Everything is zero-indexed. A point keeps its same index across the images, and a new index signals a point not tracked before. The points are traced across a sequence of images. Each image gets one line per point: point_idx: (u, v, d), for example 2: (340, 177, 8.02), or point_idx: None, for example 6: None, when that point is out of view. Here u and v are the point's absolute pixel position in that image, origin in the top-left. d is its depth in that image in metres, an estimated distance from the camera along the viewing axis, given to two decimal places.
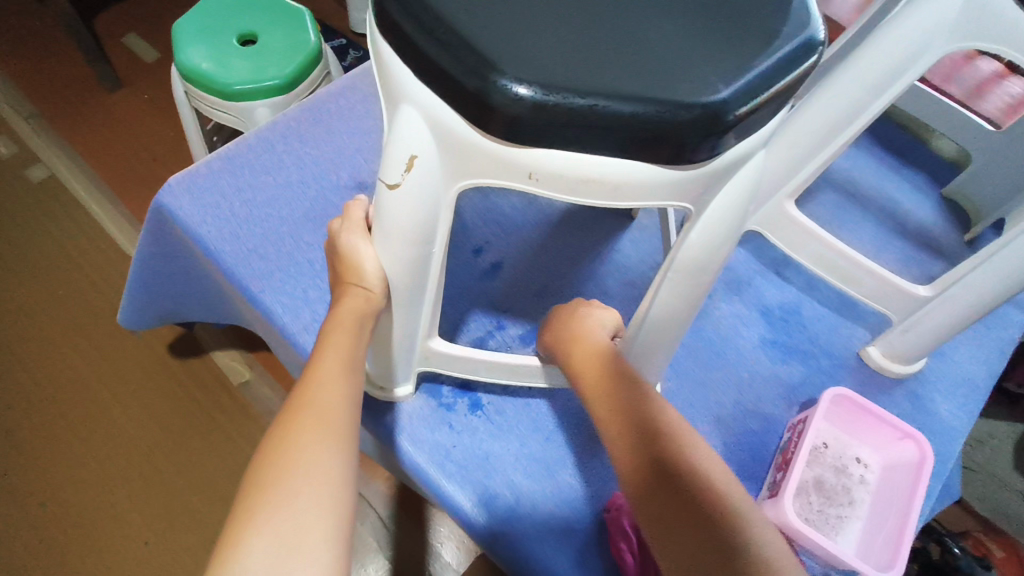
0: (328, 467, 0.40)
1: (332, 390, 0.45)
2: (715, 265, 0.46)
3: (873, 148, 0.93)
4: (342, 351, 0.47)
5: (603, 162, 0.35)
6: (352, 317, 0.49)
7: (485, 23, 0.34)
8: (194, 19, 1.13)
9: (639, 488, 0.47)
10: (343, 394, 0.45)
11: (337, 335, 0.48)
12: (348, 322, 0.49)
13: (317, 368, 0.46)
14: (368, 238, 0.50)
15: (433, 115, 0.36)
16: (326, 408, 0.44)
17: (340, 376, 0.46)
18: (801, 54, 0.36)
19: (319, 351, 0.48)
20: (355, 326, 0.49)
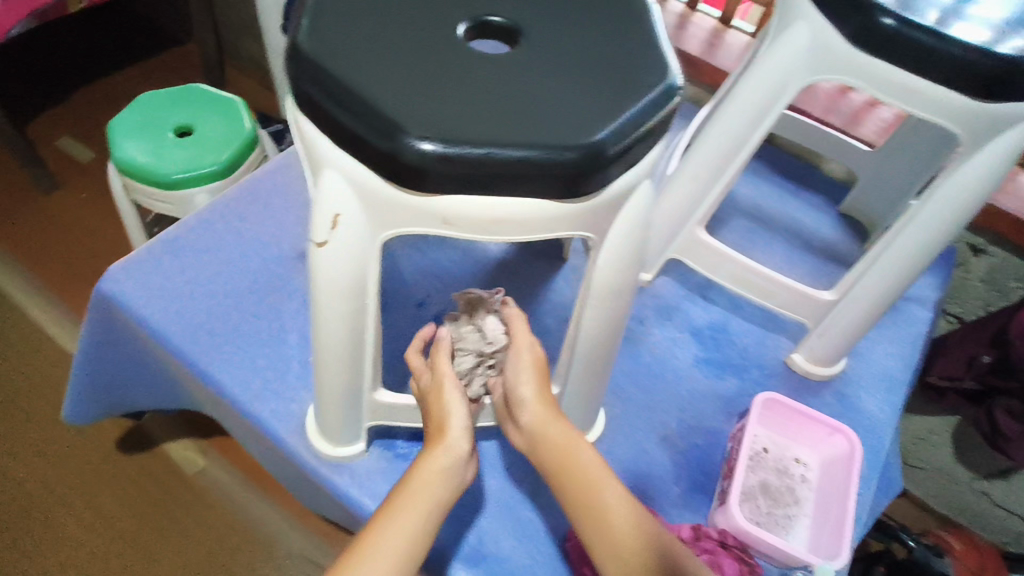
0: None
1: (396, 544, 0.50)
2: (626, 286, 0.51)
3: (774, 176, 1.03)
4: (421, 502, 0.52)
5: (507, 203, 0.40)
6: (434, 467, 0.54)
7: (388, 91, 0.39)
8: (129, 116, 1.17)
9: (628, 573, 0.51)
10: (407, 546, 0.50)
11: (420, 484, 0.53)
12: (431, 474, 0.54)
13: (395, 508, 0.52)
14: (456, 398, 0.56)
15: (353, 176, 0.41)
16: (385, 564, 0.49)
17: (413, 525, 0.51)
18: (665, 97, 0.42)
19: (403, 487, 0.53)
20: (439, 480, 0.53)
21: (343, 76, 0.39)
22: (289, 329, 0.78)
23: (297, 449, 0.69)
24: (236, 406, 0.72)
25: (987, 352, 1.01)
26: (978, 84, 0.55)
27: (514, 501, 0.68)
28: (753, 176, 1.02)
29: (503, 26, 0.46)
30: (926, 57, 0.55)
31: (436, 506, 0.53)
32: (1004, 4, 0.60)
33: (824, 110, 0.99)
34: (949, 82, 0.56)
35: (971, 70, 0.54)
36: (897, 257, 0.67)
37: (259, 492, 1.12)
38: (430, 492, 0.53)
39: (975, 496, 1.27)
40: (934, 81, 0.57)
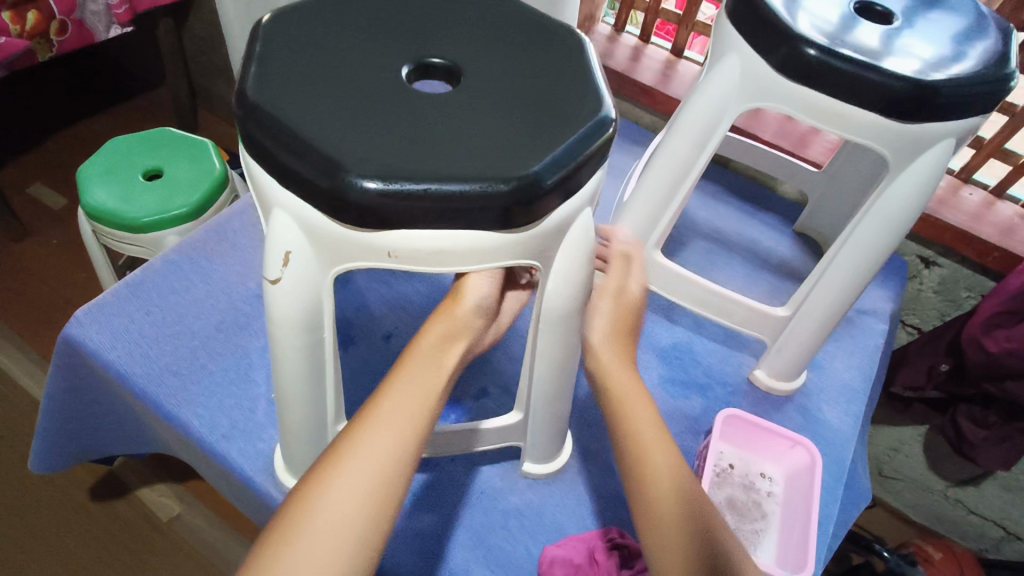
0: (364, 501, 0.44)
1: (391, 428, 0.48)
2: (576, 309, 0.53)
3: (730, 198, 1.06)
4: (416, 385, 0.51)
5: (450, 235, 0.42)
6: (430, 352, 0.54)
7: (332, 134, 0.40)
8: (98, 162, 1.17)
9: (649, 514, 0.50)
10: (406, 425, 0.48)
11: (413, 372, 0.52)
12: (423, 361, 0.53)
13: (390, 392, 0.50)
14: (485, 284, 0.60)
15: (301, 216, 0.42)
16: (379, 446, 0.47)
17: (410, 405, 0.50)
18: (597, 130, 0.44)
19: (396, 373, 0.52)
20: (434, 366, 0.53)
21: (288, 121, 0.41)
22: (255, 367, 0.79)
23: (266, 486, 0.68)
24: (203, 446, 0.72)
25: (944, 360, 1.04)
26: (898, 106, 0.58)
27: (484, 530, 0.67)
28: (711, 199, 1.06)
29: (445, 68, 0.48)
30: (849, 84, 0.59)
31: (432, 391, 0.51)
32: (919, 34, 0.64)
33: (774, 134, 1.03)
34: (872, 105, 0.60)
35: (891, 94, 0.58)
36: (842, 270, 0.70)
37: (235, 535, 1.10)
38: (426, 375, 0.52)
39: (945, 503, 1.31)
40: (859, 105, 0.60)
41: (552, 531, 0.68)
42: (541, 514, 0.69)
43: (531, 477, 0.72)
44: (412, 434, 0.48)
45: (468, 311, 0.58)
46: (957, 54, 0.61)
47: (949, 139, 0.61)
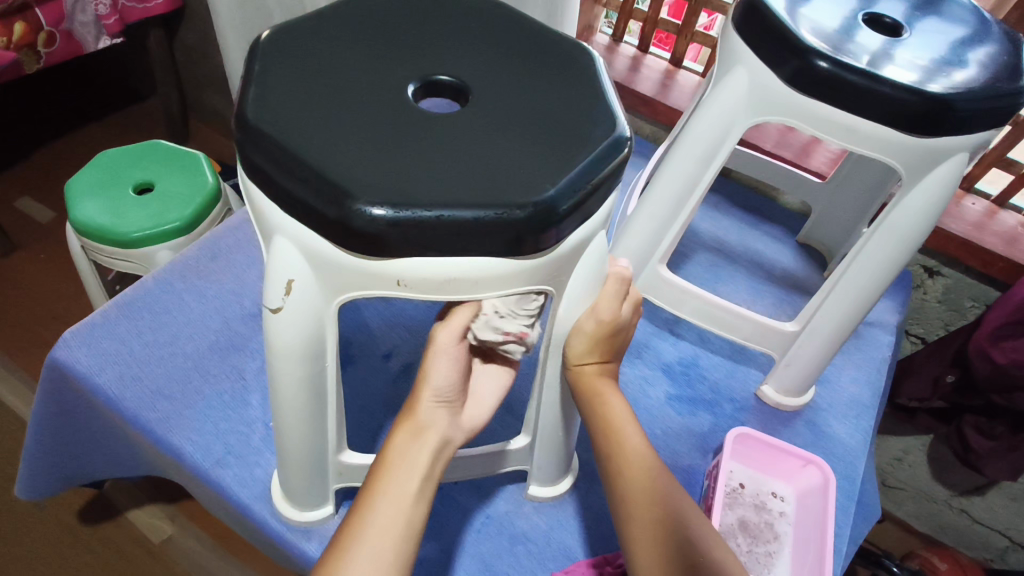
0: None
1: (385, 532, 0.46)
2: (584, 334, 0.51)
3: (733, 209, 1.05)
4: (404, 485, 0.48)
5: (461, 262, 0.40)
6: (416, 443, 0.50)
7: (337, 158, 0.39)
8: (88, 176, 1.15)
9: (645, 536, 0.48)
10: (400, 531, 0.46)
11: (400, 470, 0.49)
12: (411, 452, 0.50)
13: (389, 466, 0.49)
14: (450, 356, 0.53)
15: (304, 243, 0.40)
16: (377, 555, 0.45)
17: (402, 509, 0.47)
18: (611, 151, 0.43)
19: (382, 471, 0.49)
20: (421, 462, 0.49)
21: (289, 143, 0.39)
22: (251, 390, 0.76)
23: (263, 514, 0.66)
24: (197, 473, 0.69)
25: (950, 371, 1.03)
26: (911, 121, 0.57)
27: (490, 556, 0.65)
28: (713, 210, 1.05)
29: (452, 85, 0.47)
30: (860, 97, 0.58)
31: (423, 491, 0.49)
32: (928, 45, 0.63)
33: (775, 144, 1.02)
34: (883, 119, 0.58)
35: (903, 108, 0.57)
36: (854, 285, 0.68)
37: (231, 559, 1.07)
38: (413, 474, 0.49)
39: (950, 512, 1.30)
40: (870, 119, 0.59)
41: (560, 556, 0.66)
42: (549, 538, 0.67)
43: (537, 500, 0.70)
44: (406, 541, 0.46)
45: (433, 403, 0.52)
46: (968, 65, 0.60)
47: (962, 153, 0.60)
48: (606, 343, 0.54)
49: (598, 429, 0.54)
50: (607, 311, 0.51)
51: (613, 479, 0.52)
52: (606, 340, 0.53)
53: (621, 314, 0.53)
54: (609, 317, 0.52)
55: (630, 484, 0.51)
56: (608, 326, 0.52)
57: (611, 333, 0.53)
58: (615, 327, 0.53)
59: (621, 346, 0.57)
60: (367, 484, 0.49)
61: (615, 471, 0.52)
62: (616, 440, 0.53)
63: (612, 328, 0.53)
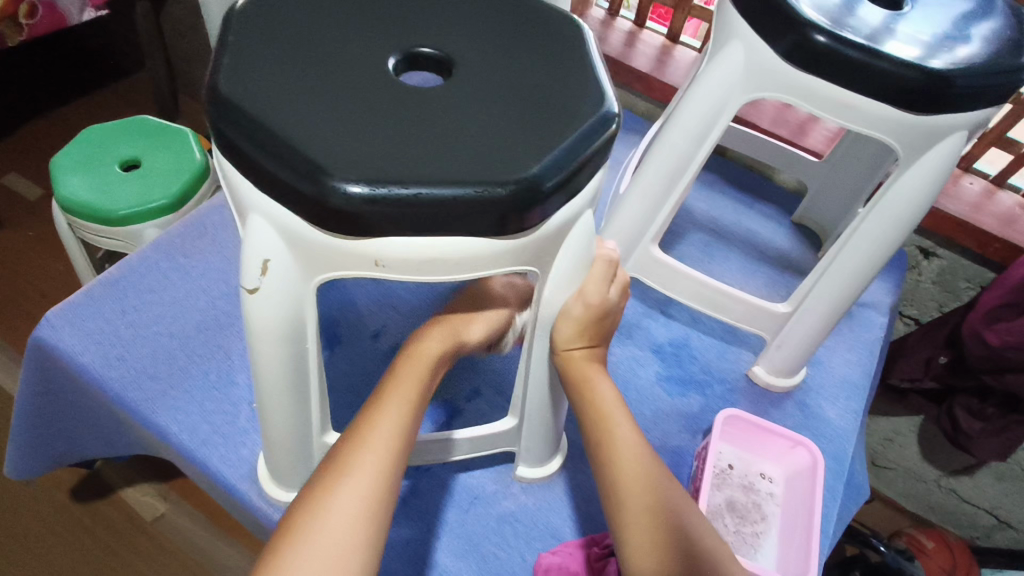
0: (361, 516, 0.44)
1: (382, 441, 0.48)
2: (572, 319, 0.50)
3: (728, 188, 1.04)
4: (404, 398, 0.51)
5: (440, 241, 0.39)
6: (418, 364, 0.53)
7: (313, 132, 0.37)
8: (73, 152, 1.13)
9: (625, 505, 0.49)
10: (396, 438, 0.49)
11: (399, 386, 0.51)
12: (411, 373, 0.53)
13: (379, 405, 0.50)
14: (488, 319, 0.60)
15: (279, 222, 0.39)
16: (374, 464, 0.47)
17: (401, 421, 0.49)
18: (598, 128, 0.41)
19: (383, 390, 0.51)
20: (418, 382, 0.52)
21: (262, 118, 0.38)
22: (238, 370, 0.75)
23: (249, 495, 0.66)
24: (183, 453, 0.69)
25: (943, 353, 1.03)
26: (910, 97, 0.56)
27: (477, 537, 0.65)
28: (708, 189, 1.03)
29: (435, 58, 0.45)
30: (857, 73, 0.56)
31: (419, 407, 0.51)
32: (929, 19, 0.61)
33: (772, 122, 1.00)
34: (880, 96, 0.57)
35: (901, 84, 0.55)
36: (848, 265, 0.67)
37: (224, 535, 1.09)
38: (413, 389, 0.51)
39: (938, 492, 1.31)
40: (867, 96, 0.58)
41: (547, 537, 0.66)
42: (536, 518, 0.67)
43: (525, 481, 0.69)
44: (401, 451, 0.49)
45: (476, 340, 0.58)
46: (970, 39, 0.59)
47: (961, 131, 0.58)
48: (593, 327, 0.53)
49: (589, 414, 0.54)
50: (595, 295, 0.50)
51: (600, 462, 0.52)
52: (594, 325, 0.53)
53: (610, 298, 0.53)
54: (597, 301, 0.51)
55: (618, 466, 0.51)
56: (596, 310, 0.51)
57: (600, 317, 0.52)
58: (603, 310, 0.52)
59: (609, 330, 0.56)
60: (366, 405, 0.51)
61: (603, 453, 0.52)
62: (601, 422, 0.53)
63: (601, 312, 0.52)
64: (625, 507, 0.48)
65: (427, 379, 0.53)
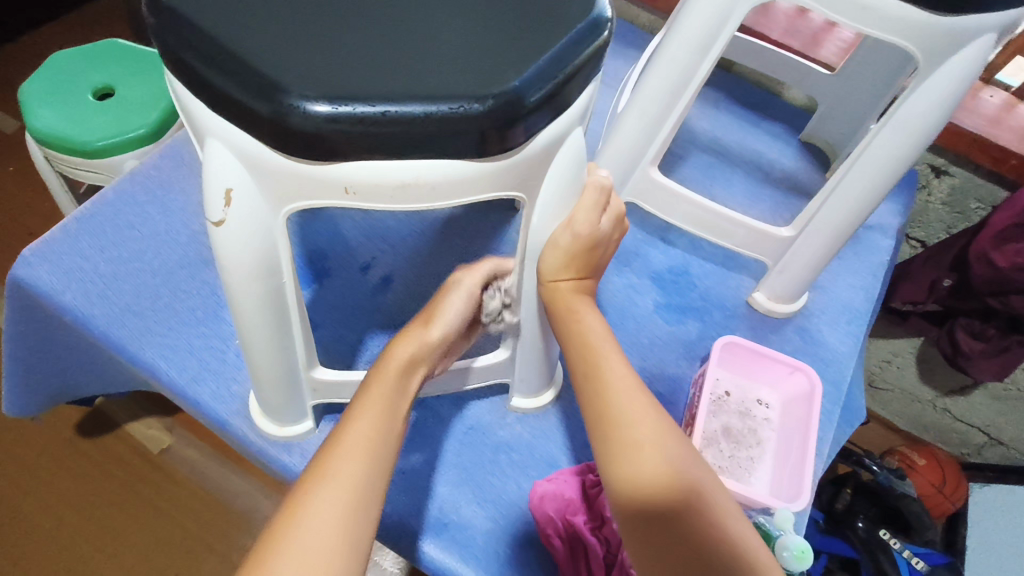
0: (341, 525, 0.42)
1: (352, 459, 0.45)
2: (559, 250, 0.48)
3: (733, 106, 0.99)
4: (377, 413, 0.48)
5: (414, 165, 0.36)
6: (390, 375, 0.50)
7: (269, 44, 0.33)
8: (40, 80, 1.06)
9: (612, 439, 0.47)
10: (369, 457, 0.46)
11: (372, 400, 0.49)
12: (386, 381, 0.50)
13: (357, 413, 0.48)
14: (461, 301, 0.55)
15: (238, 146, 0.36)
16: (347, 479, 0.44)
17: (377, 424, 0.47)
18: (588, 34, 0.37)
19: (356, 405, 0.49)
20: (392, 395, 0.49)
21: (211, 28, 0.34)
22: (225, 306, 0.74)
23: (243, 430, 0.66)
24: (175, 390, 0.68)
25: (948, 276, 1.01)
26: None
27: (471, 465, 0.65)
28: (712, 108, 0.98)
29: None
30: None
31: (396, 415, 0.49)
32: None
33: (783, 33, 0.93)
34: None
35: None
36: (858, 184, 0.64)
37: (230, 465, 1.12)
38: (388, 398, 0.49)
39: (932, 411, 1.33)
40: None
41: (542, 465, 0.66)
42: (532, 447, 0.67)
43: (520, 411, 0.69)
44: (377, 465, 0.46)
45: (436, 338, 0.53)
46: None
47: (989, 34, 0.53)
48: (584, 258, 0.50)
49: (577, 356, 0.52)
50: (585, 223, 0.47)
51: (590, 396, 0.50)
52: (584, 255, 0.49)
53: (601, 227, 0.49)
54: (587, 231, 0.48)
55: (610, 397, 0.49)
56: (585, 241, 0.48)
57: (589, 248, 0.49)
58: (593, 240, 0.48)
59: (601, 262, 0.54)
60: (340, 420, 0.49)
61: (597, 384, 0.50)
62: (595, 355, 0.51)
63: (590, 242, 0.49)
64: (613, 441, 0.47)
65: (400, 396, 0.50)
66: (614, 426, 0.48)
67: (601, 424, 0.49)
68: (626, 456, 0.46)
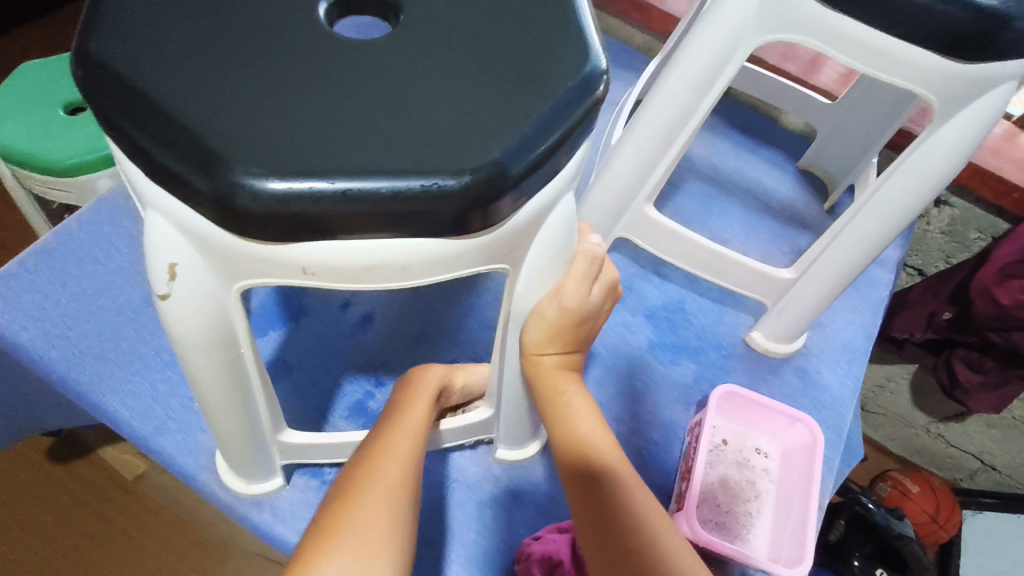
0: (394, 507, 0.43)
1: (386, 489, 0.44)
2: (545, 321, 0.44)
3: (729, 131, 0.95)
4: (411, 434, 0.49)
5: (381, 244, 0.31)
6: (422, 394, 0.54)
7: (215, 109, 0.29)
8: (9, 93, 1.01)
9: (583, 470, 0.46)
10: (401, 487, 0.45)
11: (397, 438, 0.49)
12: (410, 422, 0.50)
13: (396, 420, 0.51)
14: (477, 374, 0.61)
15: (181, 220, 0.31)
16: (396, 470, 0.46)
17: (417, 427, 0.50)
18: (578, 95, 0.34)
19: (380, 442, 0.48)
20: (418, 433, 0.50)
21: (150, 91, 0.29)
22: None
23: (210, 485, 0.61)
24: (138, 440, 0.64)
25: (947, 309, 0.98)
26: (952, 42, 0.48)
27: (454, 523, 0.61)
28: (707, 132, 0.94)
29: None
30: (891, 12, 0.48)
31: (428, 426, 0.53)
32: None
33: (781, 57, 0.90)
34: (920, 38, 0.49)
35: (947, 23, 0.47)
36: (863, 228, 0.61)
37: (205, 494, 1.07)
38: (423, 410, 0.52)
39: (926, 437, 1.31)
40: (902, 38, 0.50)
41: (529, 520, 0.63)
42: (517, 502, 0.64)
43: (504, 463, 0.65)
44: (413, 480, 0.47)
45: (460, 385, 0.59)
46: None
47: (1006, 81, 0.50)
48: (571, 331, 0.47)
49: (558, 430, 0.49)
50: (573, 296, 0.43)
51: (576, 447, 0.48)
52: (570, 329, 0.46)
53: (590, 299, 0.46)
54: (574, 304, 0.44)
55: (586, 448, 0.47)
56: (574, 313, 0.45)
57: (576, 321, 0.46)
58: (581, 314, 0.45)
59: (589, 332, 0.50)
60: (376, 425, 0.51)
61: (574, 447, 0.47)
62: (584, 430, 0.48)
63: (579, 314, 0.45)
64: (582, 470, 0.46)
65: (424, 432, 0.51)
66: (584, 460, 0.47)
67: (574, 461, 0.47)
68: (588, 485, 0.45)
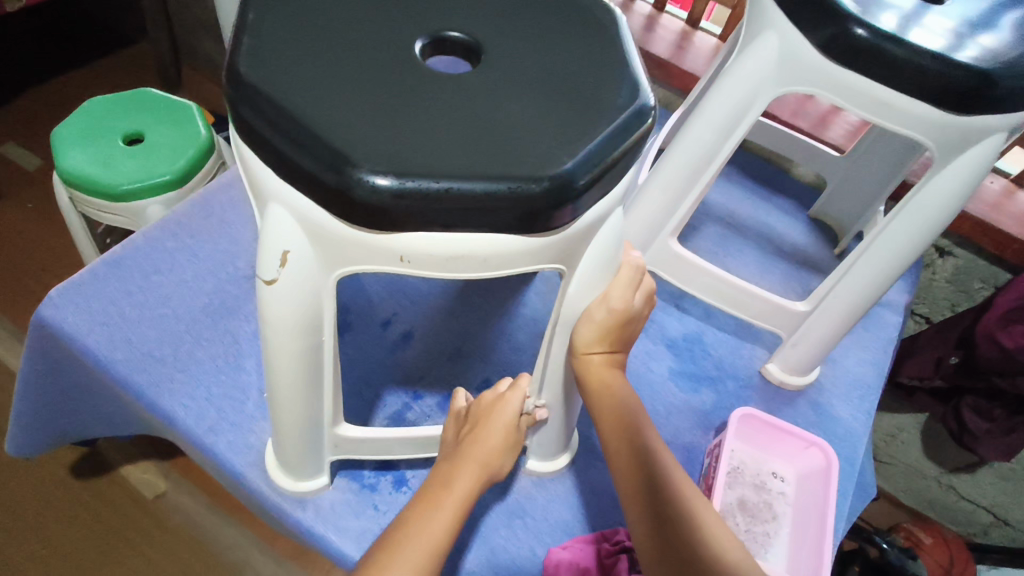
0: None
1: None
2: (593, 323, 0.51)
3: (744, 181, 1.02)
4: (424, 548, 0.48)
5: (468, 238, 0.38)
6: (446, 499, 0.51)
7: (339, 119, 0.35)
8: (75, 123, 1.08)
9: (625, 459, 0.53)
10: None
11: (409, 549, 0.48)
12: (422, 534, 0.49)
13: (411, 526, 0.49)
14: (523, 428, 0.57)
15: (301, 211, 0.38)
16: None
17: (433, 538, 0.49)
18: (633, 123, 0.40)
19: (397, 540, 0.48)
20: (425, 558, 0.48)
21: (285, 104, 0.36)
22: (246, 354, 0.74)
23: (256, 483, 0.65)
24: (191, 438, 0.68)
25: (954, 353, 1.02)
26: (950, 96, 0.54)
27: (485, 531, 0.64)
28: (724, 180, 1.01)
29: (463, 43, 0.43)
30: (896, 69, 0.55)
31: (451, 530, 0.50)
32: (965, 8, 0.59)
33: (792, 114, 0.98)
34: (922, 93, 0.55)
35: (942, 81, 0.54)
36: (873, 264, 0.66)
37: (224, 515, 1.08)
38: (442, 520, 0.50)
39: (938, 488, 1.32)
40: (904, 92, 0.56)
41: (557, 531, 0.65)
42: (545, 512, 0.67)
43: (535, 475, 0.68)
44: None
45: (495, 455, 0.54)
46: (1003, 17, 0.58)
47: (999, 133, 0.57)
48: (616, 331, 0.54)
49: (603, 412, 0.55)
50: (619, 300, 0.51)
51: (617, 439, 0.54)
52: (617, 329, 0.53)
53: (634, 303, 0.53)
54: (621, 306, 0.51)
55: (619, 448, 0.53)
56: (620, 315, 0.52)
57: (623, 322, 0.53)
58: (626, 316, 0.53)
59: (632, 334, 0.56)
60: (395, 523, 0.51)
61: (616, 447, 0.54)
62: (626, 421, 0.54)
63: (624, 317, 0.53)
64: (626, 456, 0.53)
65: (437, 551, 0.49)
66: (625, 450, 0.53)
67: (620, 451, 0.53)
68: (632, 469, 0.52)
